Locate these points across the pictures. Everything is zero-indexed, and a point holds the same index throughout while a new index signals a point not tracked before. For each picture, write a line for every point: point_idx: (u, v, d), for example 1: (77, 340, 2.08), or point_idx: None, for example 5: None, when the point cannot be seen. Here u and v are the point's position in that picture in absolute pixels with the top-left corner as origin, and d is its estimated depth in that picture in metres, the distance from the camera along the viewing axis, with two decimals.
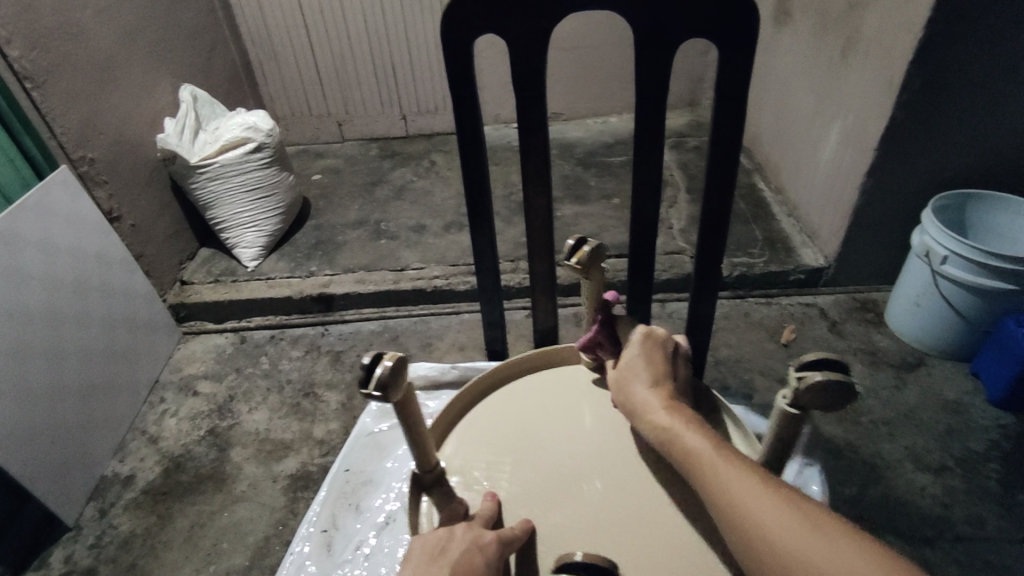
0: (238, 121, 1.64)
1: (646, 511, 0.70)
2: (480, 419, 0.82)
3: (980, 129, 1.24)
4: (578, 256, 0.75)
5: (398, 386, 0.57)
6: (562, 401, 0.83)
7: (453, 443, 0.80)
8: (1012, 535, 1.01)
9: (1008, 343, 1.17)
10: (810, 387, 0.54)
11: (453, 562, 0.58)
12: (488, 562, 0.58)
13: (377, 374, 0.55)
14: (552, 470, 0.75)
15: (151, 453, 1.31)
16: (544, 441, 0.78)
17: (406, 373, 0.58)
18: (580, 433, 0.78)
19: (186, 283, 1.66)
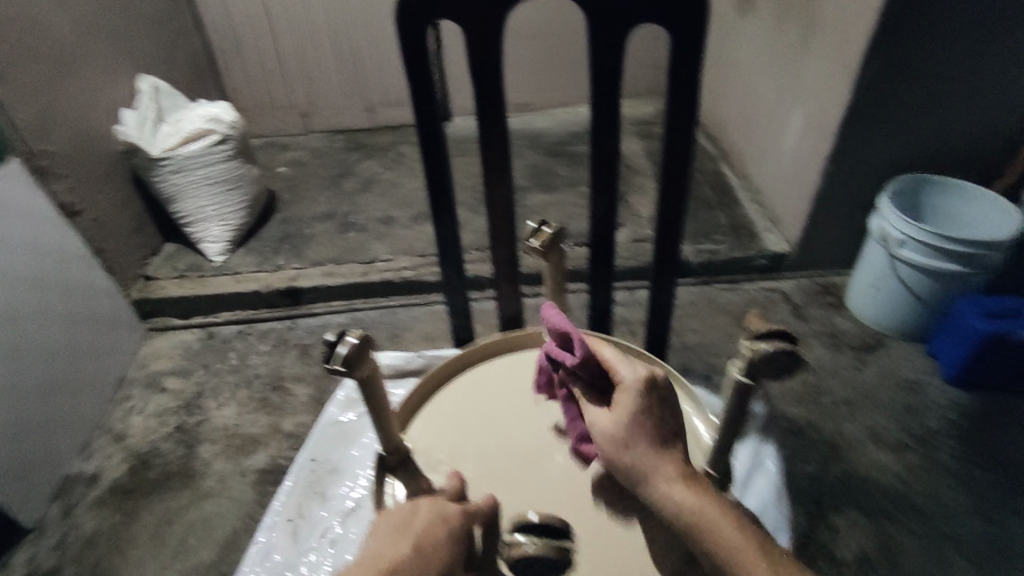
0: (200, 113, 1.61)
1: (607, 485, 0.72)
2: (444, 402, 0.83)
3: (932, 117, 1.28)
4: (539, 238, 0.78)
5: (361, 363, 0.58)
6: (526, 380, 0.85)
7: (419, 426, 0.80)
8: (962, 505, 1.06)
9: (962, 323, 1.22)
10: (767, 357, 0.55)
11: (417, 536, 0.55)
12: (452, 532, 0.56)
13: (342, 352, 0.57)
14: (516, 448, 0.77)
15: (116, 451, 1.29)
16: (509, 418, 0.80)
17: (371, 353, 0.60)
18: (544, 409, 0.81)
19: (150, 278, 1.62)
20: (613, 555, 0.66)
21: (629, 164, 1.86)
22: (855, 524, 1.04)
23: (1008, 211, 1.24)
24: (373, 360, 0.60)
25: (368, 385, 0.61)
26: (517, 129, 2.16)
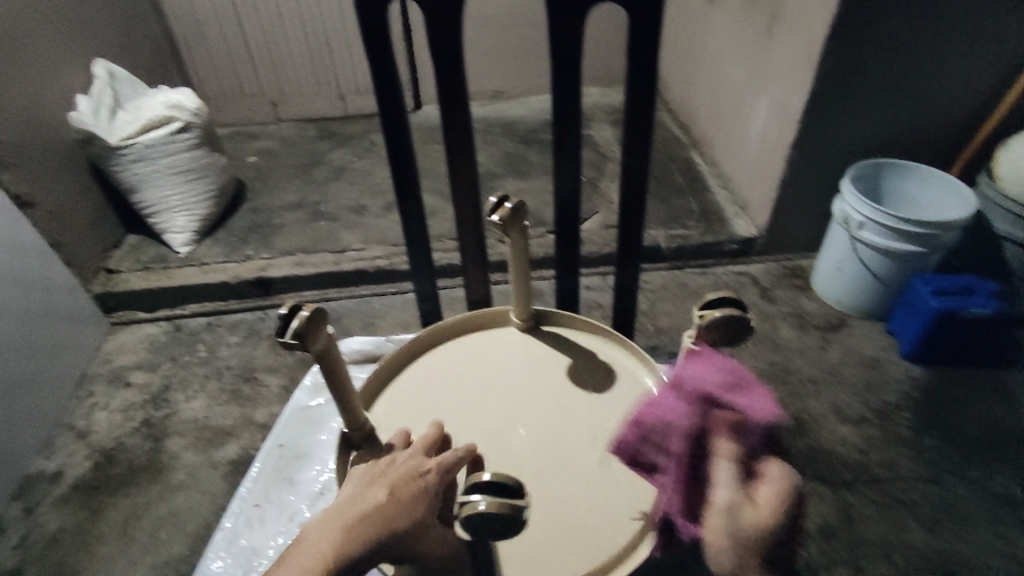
0: (161, 100, 1.56)
1: (564, 455, 0.77)
2: (409, 382, 0.87)
3: (892, 101, 1.31)
4: (499, 213, 0.78)
5: (314, 337, 0.63)
6: (491, 359, 0.89)
7: (383, 405, 0.85)
8: (919, 474, 1.10)
9: (917, 301, 1.26)
10: (717, 321, 0.58)
11: (390, 484, 0.56)
12: (427, 486, 0.56)
13: (293, 326, 0.62)
14: (477, 423, 0.81)
15: (80, 448, 1.25)
16: (473, 395, 0.84)
17: (325, 328, 0.65)
18: (507, 387, 0.85)
19: (112, 271, 1.57)
20: (566, 525, 0.71)
21: (601, 151, 1.87)
22: (819, 496, 1.07)
23: (964, 194, 1.28)
24: (327, 334, 0.66)
25: (324, 360, 0.67)
26: (490, 117, 2.14)
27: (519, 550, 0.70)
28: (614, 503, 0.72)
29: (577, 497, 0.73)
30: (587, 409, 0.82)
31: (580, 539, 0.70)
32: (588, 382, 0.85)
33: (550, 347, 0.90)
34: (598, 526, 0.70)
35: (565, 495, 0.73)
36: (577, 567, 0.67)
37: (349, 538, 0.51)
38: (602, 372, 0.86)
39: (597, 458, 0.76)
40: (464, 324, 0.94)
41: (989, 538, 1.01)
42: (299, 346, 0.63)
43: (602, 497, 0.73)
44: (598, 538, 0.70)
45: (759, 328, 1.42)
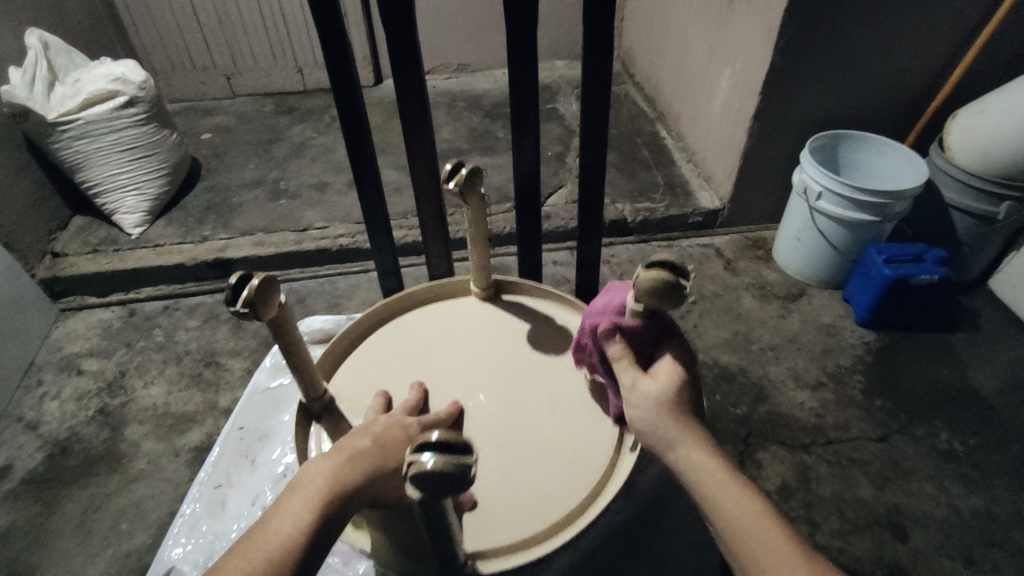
0: (102, 73, 1.47)
1: (526, 418, 0.77)
2: (369, 350, 0.87)
3: (850, 73, 1.33)
4: (456, 180, 0.76)
5: (266, 307, 0.62)
6: (452, 328, 0.89)
7: (342, 375, 0.84)
8: (871, 434, 1.15)
9: (871, 268, 1.30)
10: (660, 290, 0.53)
11: (377, 432, 0.61)
12: (410, 434, 0.62)
13: (244, 295, 0.60)
14: (440, 388, 0.80)
15: (31, 439, 1.21)
16: (432, 363, 0.84)
17: (276, 293, 0.63)
18: (466, 354, 0.85)
19: (58, 255, 1.50)
20: (520, 486, 0.72)
21: (567, 125, 1.85)
22: (777, 458, 1.12)
23: (916, 165, 1.30)
24: (279, 302, 0.65)
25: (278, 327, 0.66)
26: (454, 91, 2.10)
27: (475, 510, 0.70)
28: (568, 466, 0.73)
29: (533, 460, 0.74)
30: (546, 375, 0.82)
31: (534, 501, 0.70)
32: (547, 349, 0.85)
33: (511, 315, 0.91)
34: (551, 487, 0.71)
35: (520, 458, 0.74)
36: (530, 527, 0.68)
37: (340, 479, 0.55)
38: (561, 340, 0.86)
39: (553, 423, 0.77)
40: (425, 294, 0.95)
41: (934, 491, 1.06)
42: (251, 313, 0.62)
43: (557, 460, 0.74)
44: (551, 499, 0.70)
45: (722, 299, 1.45)
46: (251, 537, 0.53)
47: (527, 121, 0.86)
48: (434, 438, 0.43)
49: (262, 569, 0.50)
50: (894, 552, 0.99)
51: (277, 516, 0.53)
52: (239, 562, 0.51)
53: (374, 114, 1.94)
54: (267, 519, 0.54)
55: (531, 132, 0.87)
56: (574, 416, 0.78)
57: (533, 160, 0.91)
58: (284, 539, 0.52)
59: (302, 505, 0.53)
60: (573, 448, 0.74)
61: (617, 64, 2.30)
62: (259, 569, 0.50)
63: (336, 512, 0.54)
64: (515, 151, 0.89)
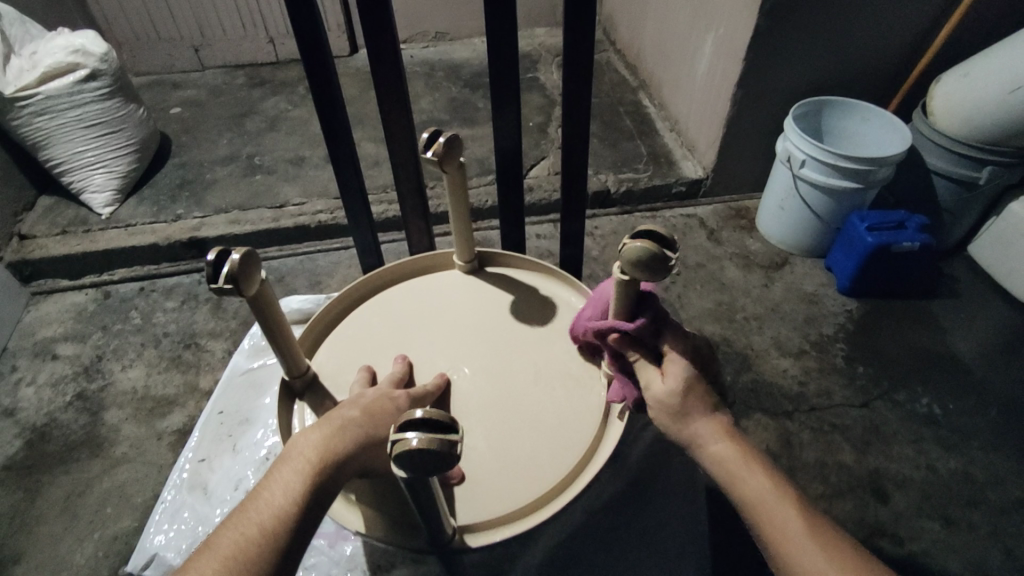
0: (60, 43, 1.40)
1: (512, 390, 0.77)
2: (349, 325, 0.85)
3: (834, 38, 1.31)
4: (434, 148, 0.74)
5: (249, 283, 0.60)
6: (435, 301, 0.88)
7: (325, 351, 0.83)
8: (852, 400, 1.17)
9: (854, 236, 1.31)
10: (648, 262, 0.51)
11: (366, 404, 0.60)
12: (399, 406, 0.62)
13: (226, 270, 0.57)
14: (425, 362, 0.79)
15: (7, 427, 1.18)
16: (416, 338, 0.83)
17: (258, 268, 0.61)
18: (451, 328, 0.84)
19: (25, 237, 1.45)
20: (508, 458, 0.71)
21: (549, 95, 1.81)
22: (762, 426, 1.13)
23: (901, 129, 1.29)
24: (261, 278, 0.62)
25: (258, 303, 0.64)
26: (432, 60, 2.04)
27: (465, 483, 0.70)
28: (555, 437, 0.73)
29: (521, 432, 0.73)
30: (531, 346, 0.81)
31: (522, 472, 0.70)
32: (530, 320, 0.84)
33: (493, 288, 0.89)
34: (539, 458, 0.71)
35: (508, 431, 0.73)
36: (518, 498, 0.68)
37: (331, 450, 0.54)
38: (544, 312, 0.85)
39: (539, 395, 0.76)
40: (405, 270, 0.93)
41: (913, 454, 1.09)
42: (233, 289, 0.59)
43: (545, 431, 0.73)
44: (537, 470, 0.70)
45: (706, 269, 1.45)
46: (242, 510, 0.51)
47: (508, 91, 0.83)
48: (421, 415, 0.42)
49: (255, 540, 0.49)
50: (874, 513, 1.01)
51: (268, 488, 0.52)
52: (230, 535, 0.50)
53: (349, 85, 1.88)
54: (258, 491, 0.53)
55: (512, 103, 0.85)
56: (559, 388, 0.77)
57: (514, 132, 0.88)
58: (278, 510, 0.51)
59: (295, 476, 0.52)
60: (559, 420, 0.74)
61: (598, 30, 2.24)
62: (253, 539, 0.49)
63: (329, 481, 0.53)
64: (496, 121, 0.87)
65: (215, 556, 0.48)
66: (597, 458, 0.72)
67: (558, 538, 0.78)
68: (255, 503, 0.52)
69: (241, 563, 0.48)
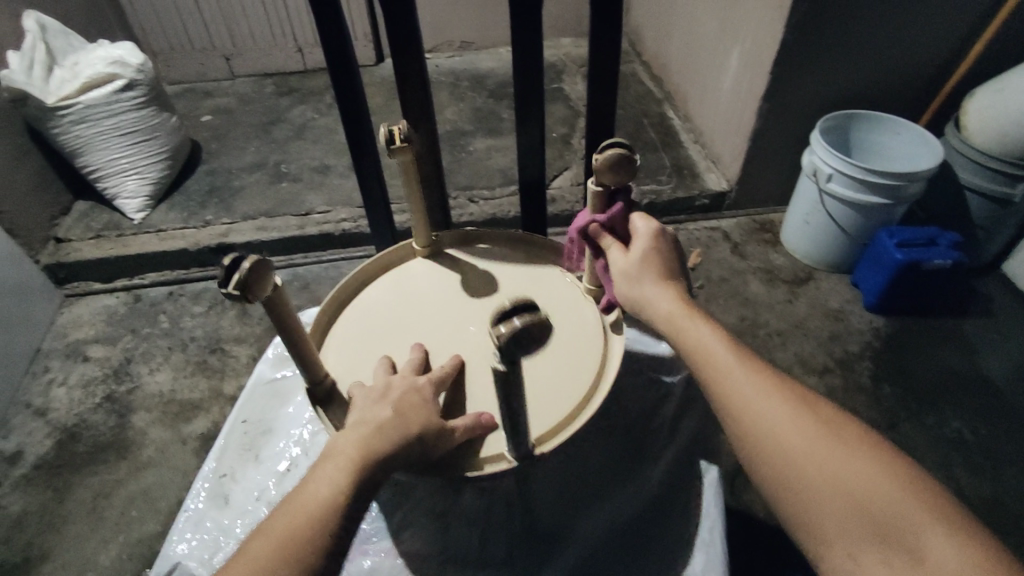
0: (100, 55, 1.45)
1: None
2: (350, 323, 0.77)
3: (864, 53, 1.29)
4: (402, 139, 0.71)
5: (259, 290, 0.55)
6: (423, 287, 0.81)
7: (333, 353, 0.74)
8: (879, 421, 1.14)
9: (882, 252, 1.28)
10: (617, 163, 0.59)
11: (396, 401, 0.58)
12: (427, 398, 0.59)
13: (235, 277, 0.53)
14: (435, 336, 0.74)
15: (39, 426, 1.22)
16: (416, 323, 0.76)
17: (270, 275, 0.57)
18: (452, 304, 0.78)
19: (61, 241, 1.49)
20: (542, 389, 0.69)
21: (573, 106, 1.82)
22: None
23: (931, 143, 1.27)
24: (275, 283, 0.58)
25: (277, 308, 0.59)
26: (458, 70, 2.05)
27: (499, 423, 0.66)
28: (572, 359, 0.72)
29: (543, 379, 0.70)
30: (525, 295, 0.78)
31: (562, 394, 0.68)
32: (525, 271, 0.82)
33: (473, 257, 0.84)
34: (568, 391, 0.68)
35: (538, 384, 0.70)
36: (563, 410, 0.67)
37: (373, 446, 0.53)
38: (540, 265, 0.83)
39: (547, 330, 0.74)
40: (372, 269, 0.84)
41: (941, 479, 1.06)
42: (243, 296, 0.55)
43: (572, 370, 0.71)
44: (574, 390, 0.69)
45: (729, 283, 1.43)
46: (290, 500, 0.53)
47: (532, 106, 0.84)
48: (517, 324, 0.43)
49: (302, 529, 0.50)
50: None
51: (313, 483, 0.52)
52: (280, 520, 0.51)
53: (376, 94, 1.90)
54: (304, 483, 0.53)
55: (536, 117, 0.85)
56: (567, 328, 0.75)
57: (538, 146, 0.89)
58: (322, 501, 0.51)
59: (336, 471, 0.52)
60: (575, 347, 0.73)
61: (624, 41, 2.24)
62: (299, 531, 0.50)
63: (369, 479, 0.52)
64: (521, 135, 0.87)
65: (268, 537, 0.50)
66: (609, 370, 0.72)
67: (576, 562, 0.76)
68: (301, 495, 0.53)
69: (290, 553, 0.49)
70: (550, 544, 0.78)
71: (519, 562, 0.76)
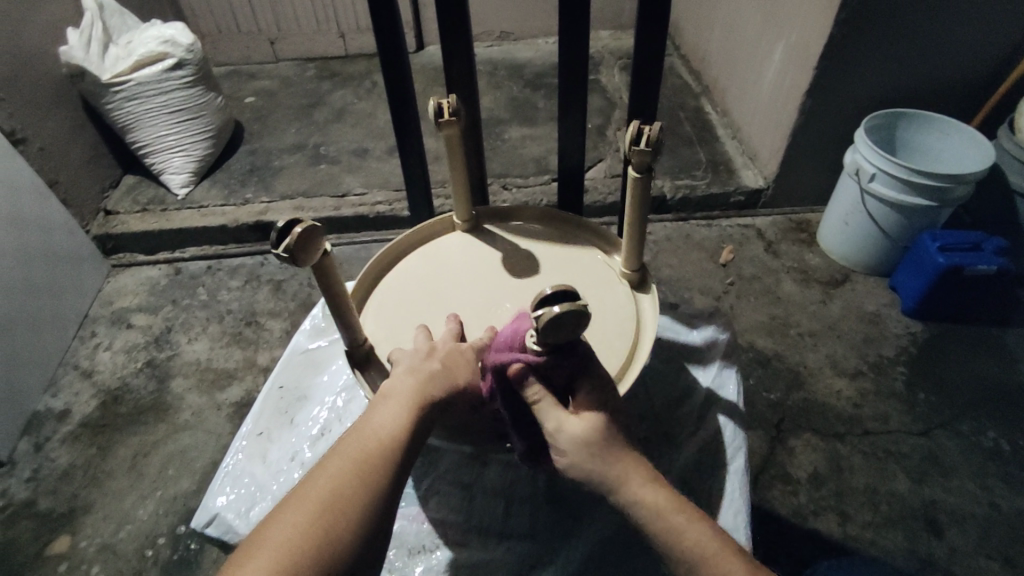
0: (153, 34, 1.50)
1: None
2: (388, 291, 0.79)
3: (914, 50, 1.25)
4: (448, 112, 0.74)
5: (308, 254, 0.58)
6: (459, 260, 0.82)
7: (372, 320, 0.76)
8: (911, 427, 1.12)
9: (923, 256, 1.25)
10: (650, 145, 0.66)
11: (441, 359, 0.60)
12: (473, 356, 0.62)
13: (285, 242, 0.56)
14: (471, 307, 0.75)
15: (85, 387, 1.28)
16: (452, 295, 0.77)
17: (319, 241, 0.59)
18: (487, 278, 0.79)
19: (110, 213, 1.56)
20: None
21: (611, 98, 1.80)
22: (810, 445, 1.10)
23: (983, 145, 1.22)
24: (324, 249, 0.60)
25: (323, 274, 0.62)
26: (497, 59, 2.06)
27: None
28: (607, 336, 0.73)
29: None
30: (561, 273, 0.79)
31: None
32: (559, 250, 0.83)
33: (508, 234, 0.86)
34: (604, 358, 0.70)
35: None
36: None
37: (428, 393, 0.56)
38: (573, 244, 0.84)
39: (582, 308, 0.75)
40: (408, 242, 0.85)
41: (975, 489, 1.03)
42: (291, 260, 0.57)
43: (605, 345, 0.72)
44: (606, 366, 0.70)
45: (761, 281, 1.41)
46: (355, 433, 0.54)
47: (574, 92, 0.84)
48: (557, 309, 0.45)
49: (373, 458, 0.52)
50: (928, 547, 0.97)
51: (375, 418, 0.54)
52: (349, 449, 0.53)
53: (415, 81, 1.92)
54: (366, 420, 0.55)
55: (577, 105, 0.86)
56: (602, 305, 0.76)
57: (578, 134, 0.89)
58: (392, 430, 0.53)
59: (397, 411, 0.55)
60: (610, 325, 0.74)
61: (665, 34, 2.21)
62: (367, 459, 0.52)
63: (422, 424, 0.55)
64: (561, 122, 0.88)
65: (339, 463, 0.51)
66: (642, 350, 0.73)
67: (596, 542, 0.76)
68: (362, 427, 0.55)
69: (366, 471, 0.51)
70: (573, 523, 0.79)
71: (541, 536, 0.78)
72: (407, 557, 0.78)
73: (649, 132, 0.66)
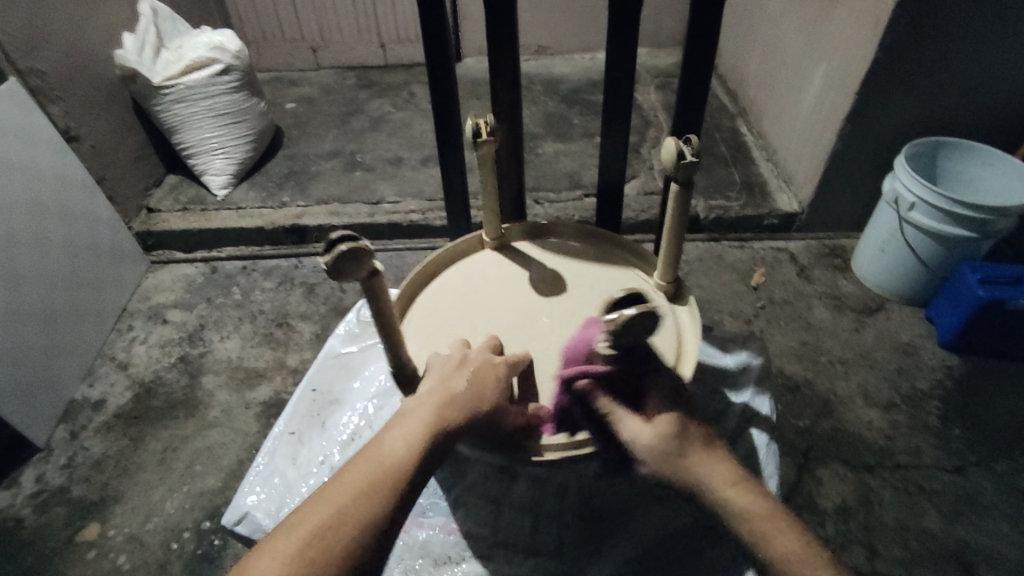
0: (203, 40, 1.56)
1: None
2: (427, 309, 0.79)
3: (960, 78, 1.23)
4: (485, 132, 0.76)
5: (353, 266, 0.58)
6: (496, 277, 0.82)
7: (413, 338, 0.76)
8: (945, 463, 1.09)
9: (963, 289, 1.22)
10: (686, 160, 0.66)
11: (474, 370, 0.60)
12: (505, 370, 0.62)
13: (329, 256, 0.56)
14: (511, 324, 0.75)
15: (121, 378, 1.31)
16: (491, 313, 0.77)
17: (366, 257, 0.59)
18: (525, 296, 0.79)
19: (152, 210, 1.60)
20: None
21: (645, 116, 1.81)
22: (839, 476, 1.07)
23: None
24: (370, 267, 0.61)
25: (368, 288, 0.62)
26: (532, 73, 2.08)
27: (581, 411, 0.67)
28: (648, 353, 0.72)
29: None
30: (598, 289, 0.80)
31: None
32: (594, 266, 0.83)
33: (541, 250, 0.86)
34: None
35: None
36: None
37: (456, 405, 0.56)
38: (609, 262, 0.84)
39: None
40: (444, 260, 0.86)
41: (1011, 531, 1.00)
42: (337, 272, 0.58)
43: None
44: None
45: (792, 306, 1.39)
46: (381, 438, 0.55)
47: (616, 109, 0.85)
48: None
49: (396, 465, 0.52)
50: None
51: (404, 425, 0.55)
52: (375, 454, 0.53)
53: None
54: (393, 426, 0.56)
55: (618, 122, 0.86)
56: None
57: (618, 151, 0.90)
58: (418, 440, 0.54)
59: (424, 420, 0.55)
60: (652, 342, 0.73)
61: None
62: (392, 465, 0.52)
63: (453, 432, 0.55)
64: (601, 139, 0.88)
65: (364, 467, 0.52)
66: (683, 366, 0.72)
67: (622, 563, 0.76)
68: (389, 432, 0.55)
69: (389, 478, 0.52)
70: (598, 543, 0.78)
71: (567, 554, 0.77)
72: (433, 567, 0.78)
73: (688, 149, 0.67)
